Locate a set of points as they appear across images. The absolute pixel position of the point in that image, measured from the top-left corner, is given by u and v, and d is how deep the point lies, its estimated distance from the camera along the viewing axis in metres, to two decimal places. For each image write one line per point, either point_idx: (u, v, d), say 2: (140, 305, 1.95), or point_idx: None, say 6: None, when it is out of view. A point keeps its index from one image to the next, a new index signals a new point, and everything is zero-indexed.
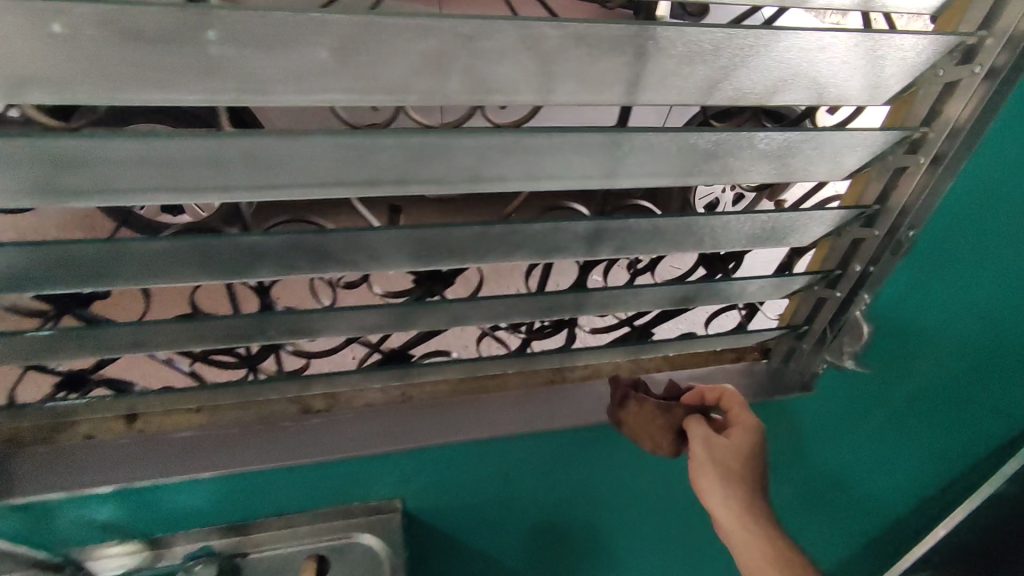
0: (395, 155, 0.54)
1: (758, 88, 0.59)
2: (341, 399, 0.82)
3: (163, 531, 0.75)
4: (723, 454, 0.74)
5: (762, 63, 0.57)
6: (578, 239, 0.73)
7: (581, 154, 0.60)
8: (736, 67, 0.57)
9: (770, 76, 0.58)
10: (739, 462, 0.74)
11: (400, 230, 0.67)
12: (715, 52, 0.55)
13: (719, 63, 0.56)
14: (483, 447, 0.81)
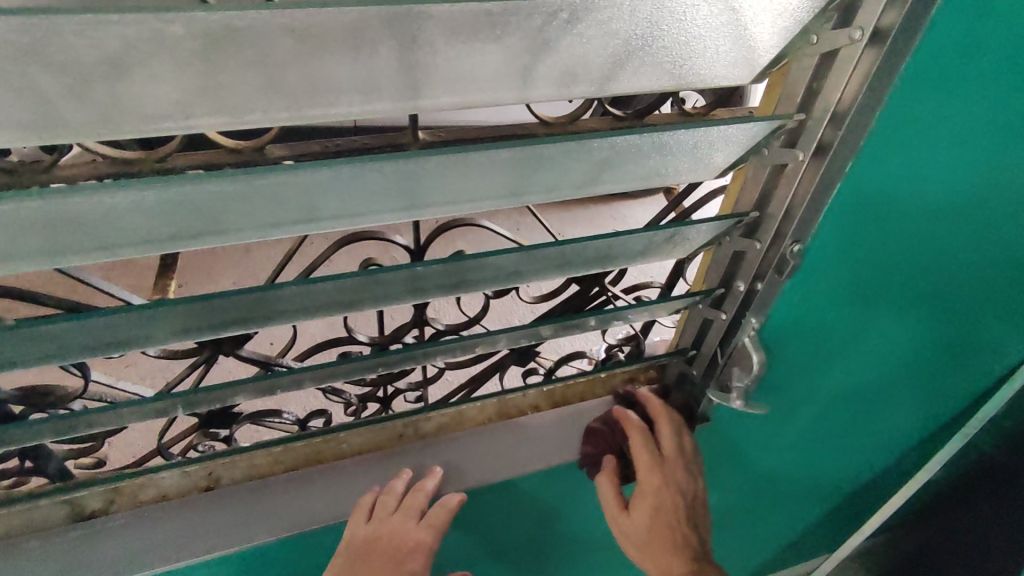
0: (29, 218, 0.37)
1: (585, 70, 0.42)
2: (125, 492, 0.64)
3: None
4: (640, 528, 0.66)
5: (585, 33, 0.39)
6: (394, 291, 0.54)
7: (335, 194, 0.42)
8: (545, 42, 0.39)
9: (597, 53, 0.41)
10: (657, 531, 0.66)
11: (146, 308, 0.47)
12: (507, 20, 0.37)
13: (516, 38, 0.38)
14: (307, 537, 0.66)
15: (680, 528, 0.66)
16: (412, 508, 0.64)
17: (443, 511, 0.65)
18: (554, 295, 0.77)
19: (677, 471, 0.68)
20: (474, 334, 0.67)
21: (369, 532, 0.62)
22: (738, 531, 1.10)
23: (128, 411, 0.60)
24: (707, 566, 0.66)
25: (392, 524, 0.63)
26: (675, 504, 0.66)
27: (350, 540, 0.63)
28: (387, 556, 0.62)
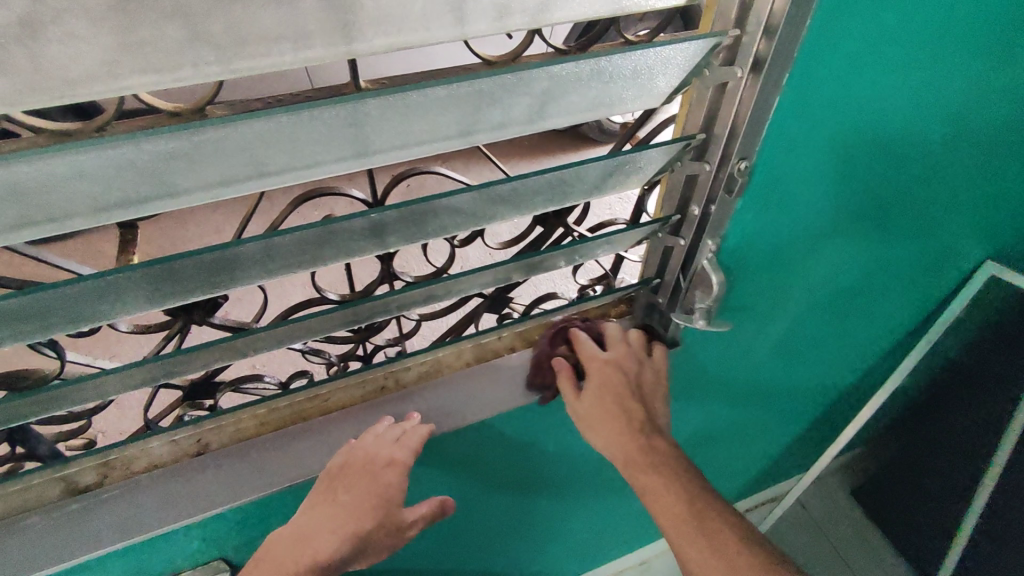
0: None
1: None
2: (118, 465, 0.65)
3: None
4: (591, 410, 0.68)
5: None
6: (353, 241, 0.54)
7: (277, 145, 0.42)
8: None
9: None
10: (609, 410, 0.67)
11: (136, 270, 0.47)
12: None
13: None
14: (300, 487, 0.68)
15: (629, 408, 0.68)
16: (383, 434, 0.66)
17: (413, 436, 0.66)
18: (520, 239, 0.78)
19: (623, 358, 0.71)
20: (441, 281, 0.68)
21: (349, 455, 0.65)
22: (717, 450, 1.15)
23: (112, 384, 0.62)
24: (656, 439, 0.67)
25: (366, 445, 0.65)
26: (625, 381, 0.69)
27: (329, 466, 0.65)
28: (357, 474, 0.64)
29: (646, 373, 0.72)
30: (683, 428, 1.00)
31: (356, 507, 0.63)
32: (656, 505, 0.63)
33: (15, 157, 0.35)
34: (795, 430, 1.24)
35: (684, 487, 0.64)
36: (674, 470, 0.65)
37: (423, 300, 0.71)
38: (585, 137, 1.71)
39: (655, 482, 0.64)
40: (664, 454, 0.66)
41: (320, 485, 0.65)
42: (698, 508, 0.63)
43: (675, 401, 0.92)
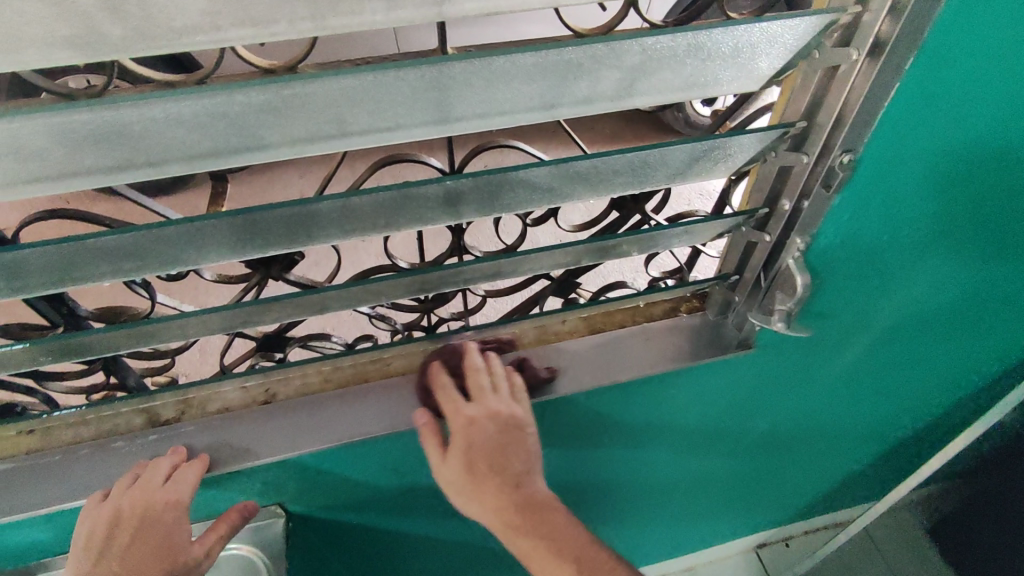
0: (76, 136, 0.39)
1: None
2: (193, 404, 0.69)
3: (20, 550, 0.71)
4: (460, 475, 0.65)
5: None
6: (427, 208, 0.55)
7: (361, 104, 0.43)
8: None
9: None
10: (479, 475, 0.65)
11: (217, 218, 0.49)
12: None
13: None
14: (355, 447, 0.70)
15: (500, 465, 0.66)
16: (152, 476, 0.63)
17: (188, 477, 0.63)
18: (595, 222, 0.75)
19: (492, 405, 0.66)
20: (511, 258, 0.67)
21: (102, 513, 0.61)
22: (781, 463, 1.09)
23: (192, 325, 0.65)
24: (531, 495, 0.66)
25: (131, 495, 0.61)
26: (493, 440, 0.65)
27: (79, 530, 0.62)
28: (131, 527, 0.61)
29: (521, 421, 0.67)
30: (746, 436, 0.96)
31: (138, 566, 0.61)
32: (544, 571, 0.65)
33: (120, 99, 0.37)
34: (868, 454, 1.16)
35: (565, 540, 0.66)
36: (554, 529, 0.66)
37: (491, 276, 0.71)
38: (669, 128, 1.65)
39: (540, 549, 0.65)
40: (538, 511, 0.66)
41: (81, 553, 0.61)
42: (584, 565, 0.65)
43: (741, 406, 0.88)
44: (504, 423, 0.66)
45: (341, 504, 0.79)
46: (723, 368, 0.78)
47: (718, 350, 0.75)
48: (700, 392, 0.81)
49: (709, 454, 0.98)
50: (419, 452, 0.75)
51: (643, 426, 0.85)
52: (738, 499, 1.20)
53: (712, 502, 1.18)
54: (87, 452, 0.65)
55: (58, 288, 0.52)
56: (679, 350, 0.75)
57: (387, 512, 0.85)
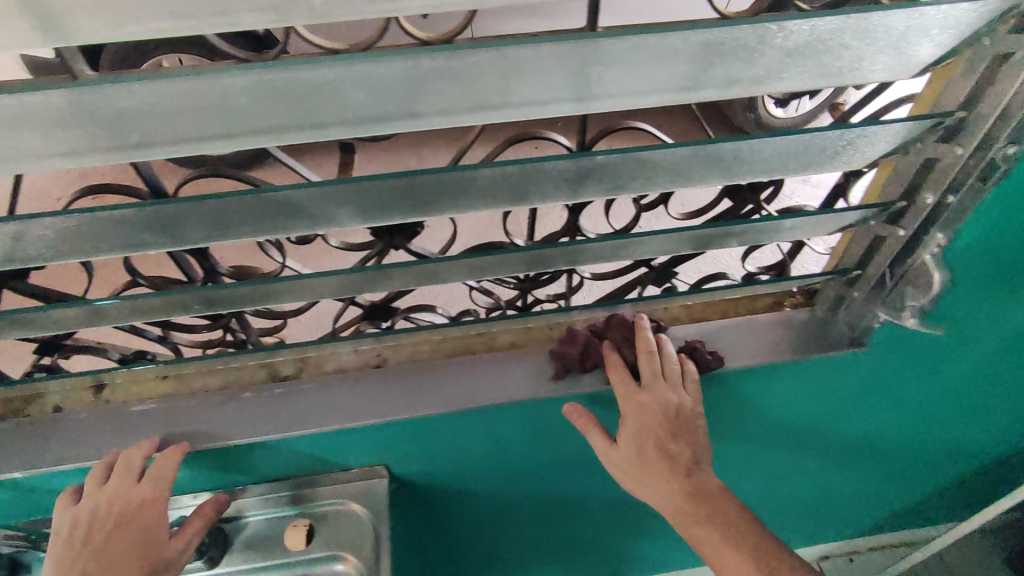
0: (264, 97, 0.42)
1: None
2: (311, 362, 0.73)
3: None
4: (630, 462, 0.66)
5: None
6: (552, 185, 0.58)
7: (519, 77, 0.44)
8: None
9: None
10: (652, 462, 0.66)
11: (354, 182, 0.54)
12: None
13: None
14: (463, 417, 0.72)
15: (672, 451, 0.66)
16: (131, 465, 0.63)
17: (164, 466, 0.63)
18: (705, 211, 0.75)
19: (665, 392, 0.66)
20: (627, 239, 0.68)
21: (81, 511, 0.62)
22: (861, 472, 1.06)
23: (316, 286, 0.69)
24: (702, 483, 0.66)
25: (107, 489, 0.62)
26: (664, 426, 0.66)
27: (58, 533, 0.62)
28: (111, 518, 0.61)
29: (690, 408, 0.67)
30: (832, 439, 0.93)
31: (113, 562, 0.59)
32: (718, 560, 0.64)
33: (313, 60, 0.40)
34: (959, 472, 1.12)
35: (736, 531, 0.65)
36: (725, 521, 0.65)
37: (601, 257, 0.72)
38: None
39: (714, 540, 0.64)
40: (712, 498, 0.65)
41: (59, 555, 0.60)
42: (759, 555, 0.64)
43: (839, 408, 0.86)
44: (675, 412, 0.66)
45: (437, 473, 0.81)
46: (832, 367, 0.76)
47: (830, 348, 0.73)
48: (788, 391, 0.79)
49: (788, 457, 0.96)
50: (519, 428, 0.76)
51: (738, 421, 0.84)
52: (816, 506, 1.17)
53: (787, 509, 1.15)
54: (218, 400, 0.70)
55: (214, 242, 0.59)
56: (786, 344, 0.74)
57: (478, 487, 0.86)
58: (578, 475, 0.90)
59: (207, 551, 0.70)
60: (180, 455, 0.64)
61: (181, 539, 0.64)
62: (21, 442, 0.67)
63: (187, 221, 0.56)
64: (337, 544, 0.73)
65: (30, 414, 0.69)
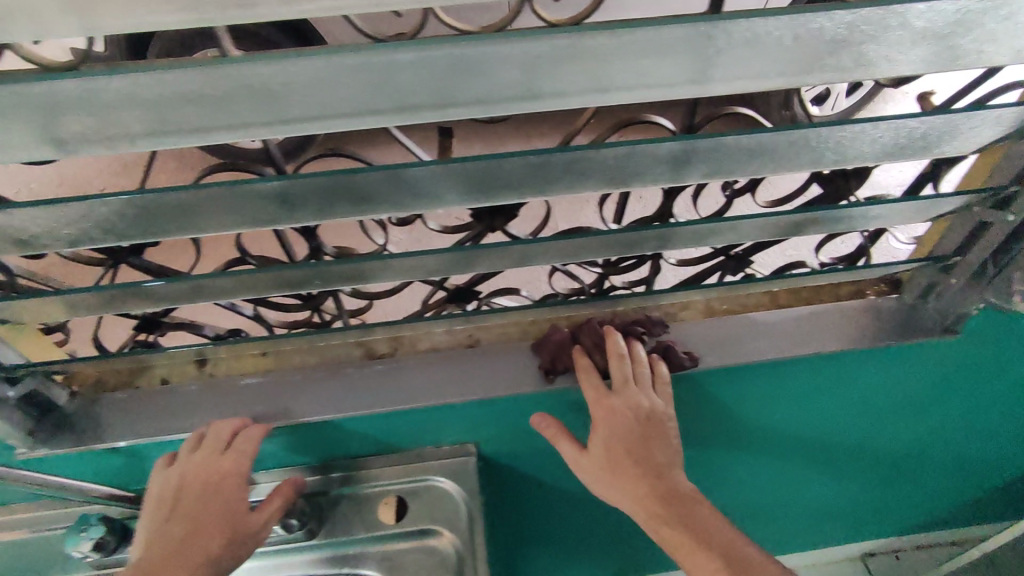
0: (419, 73, 0.44)
1: None
2: (405, 342, 0.75)
3: None
4: (601, 466, 0.68)
5: None
6: (654, 167, 0.59)
7: (646, 57, 0.46)
8: None
9: None
10: (621, 465, 0.67)
11: (452, 165, 0.57)
12: None
13: None
14: (553, 397, 0.74)
15: (641, 454, 0.67)
16: (215, 443, 0.65)
17: (249, 441, 0.65)
18: (792, 198, 0.76)
19: (634, 396, 0.68)
20: (721, 224, 0.69)
21: (171, 477, 0.65)
22: (900, 490, 1.03)
23: (413, 266, 0.71)
24: (670, 487, 0.66)
25: (194, 460, 0.64)
26: (634, 429, 0.67)
27: (151, 494, 0.65)
28: (197, 489, 0.63)
29: (662, 412, 0.69)
30: (891, 449, 0.92)
31: (200, 529, 0.62)
32: (689, 563, 0.63)
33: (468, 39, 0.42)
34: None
35: (708, 534, 0.64)
36: (697, 521, 0.64)
37: (691, 242, 0.73)
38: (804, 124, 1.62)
39: (687, 542, 0.63)
40: (681, 501, 0.65)
41: (151, 515, 0.63)
42: (730, 558, 0.62)
43: (927, 407, 0.84)
44: (645, 415, 0.68)
45: (519, 455, 0.83)
46: (920, 356, 0.76)
47: (921, 334, 0.73)
48: (850, 392, 0.79)
49: (812, 479, 0.96)
50: None
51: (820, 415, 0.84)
52: (885, 525, 1.13)
53: (841, 526, 1.12)
54: (321, 376, 0.72)
55: (320, 220, 0.61)
56: (874, 331, 0.74)
57: (554, 469, 0.88)
58: None
59: (306, 523, 0.74)
60: (262, 436, 0.65)
61: (261, 516, 0.65)
62: (135, 411, 0.69)
63: (301, 198, 0.58)
64: (426, 519, 0.75)
65: (139, 386, 0.72)
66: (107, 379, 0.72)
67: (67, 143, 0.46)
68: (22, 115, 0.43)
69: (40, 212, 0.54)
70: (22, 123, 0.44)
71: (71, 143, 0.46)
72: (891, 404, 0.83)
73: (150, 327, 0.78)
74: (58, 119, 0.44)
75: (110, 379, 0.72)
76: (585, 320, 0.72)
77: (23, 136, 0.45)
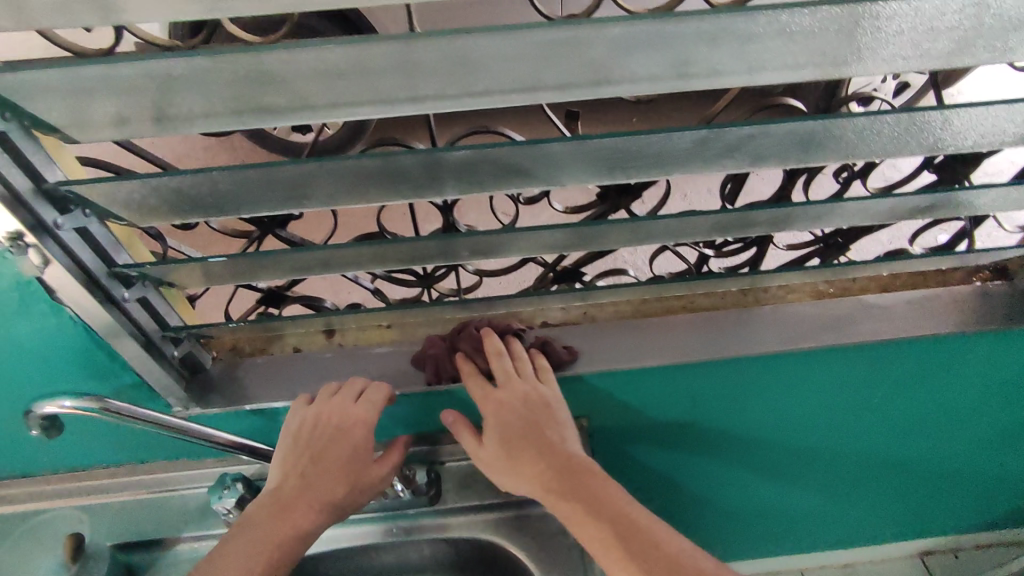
0: (604, 49, 0.46)
1: None
2: (523, 317, 0.78)
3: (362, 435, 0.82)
4: (494, 456, 0.68)
5: None
6: (796, 148, 0.58)
7: (815, 38, 0.47)
8: None
9: None
10: (518, 451, 0.67)
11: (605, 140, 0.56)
12: None
13: None
14: (666, 374, 0.76)
15: (534, 439, 0.67)
16: (350, 389, 0.69)
17: (378, 396, 0.69)
18: (904, 184, 0.78)
19: (517, 386, 0.68)
20: (842, 207, 0.71)
21: (305, 418, 0.68)
22: (966, 492, 1.05)
23: (537, 243, 0.74)
24: (566, 466, 0.65)
25: (329, 404, 0.68)
26: (520, 415, 0.68)
27: (287, 428, 0.69)
28: (326, 433, 0.67)
29: (550, 400, 0.69)
30: (965, 447, 0.94)
31: (326, 474, 0.67)
32: (591, 540, 0.61)
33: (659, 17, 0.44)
34: None
35: (607, 507, 0.62)
36: (596, 496, 0.63)
37: (807, 226, 0.75)
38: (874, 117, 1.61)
39: (578, 516, 0.62)
40: (580, 479, 0.64)
41: (284, 450, 0.68)
42: (623, 528, 0.60)
43: (1008, 405, 0.87)
44: (530, 401, 0.68)
45: (623, 431, 0.85)
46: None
47: None
48: (934, 384, 0.82)
49: (828, 481, 0.97)
50: (713, 389, 0.80)
51: (914, 408, 0.85)
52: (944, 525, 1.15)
53: (902, 527, 1.14)
54: None
55: (462, 193, 0.62)
56: (986, 316, 0.76)
57: (652, 449, 0.90)
58: (747, 450, 0.92)
59: (429, 488, 0.79)
60: (388, 398, 0.68)
61: (383, 467, 0.70)
62: (274, 375, 0.73)
63: (451, 168, 0.59)
64: None
65: (273, 353, 0.75)
66: (242, 345, 0.75)
67: (263, 112, 0.50)
68: (236, 83, 0.47)
69: (193, 181, 0.53)
70: (235, 92, 0.48)
71: (268, 112, 0.50)
72: (973, 400, 0.85)
73: (275, 298, 0.82)
74: (262, 89, 0.48)
75: (245, 346, 0.76)
76: (463, 327, 0.73)
77: (228, 103, 0.49)
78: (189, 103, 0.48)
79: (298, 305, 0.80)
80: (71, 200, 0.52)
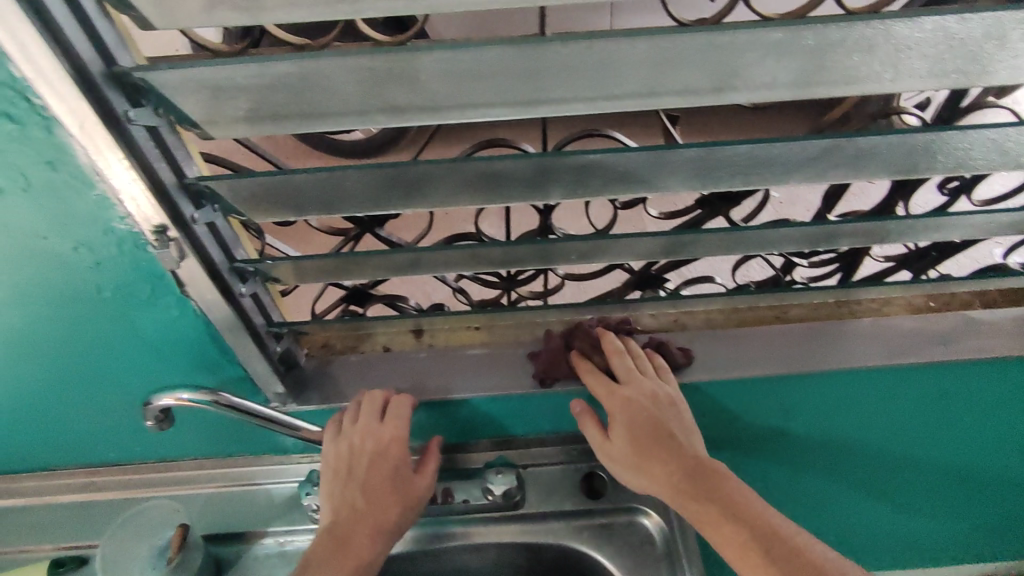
0: (751, 54, 0.46)
1: None
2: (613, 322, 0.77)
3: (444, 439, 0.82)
4: (623, 451, 0.67)
5: None
6: (928, 158, 0.57)
7: (974, 46, 0.45)
8: None
9: None
10: (645, 448, 0.66)
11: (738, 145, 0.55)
12: None
13: None
14: (761, 384, 0.75)
15: (662, 437, 0.67)
16: (372, 406, 0.69)
17: (401, 407, 0.69)
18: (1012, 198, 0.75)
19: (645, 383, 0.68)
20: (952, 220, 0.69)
21: (339, 448, 0.69)
22: None
23: (632, 249, 0.73)
24: (698, 466, 0.64)
25: (358, 426, 0.68)
26: (649, 414, 0.67)
27: (326, 462, 0.69)
28: (367, 456, 0.68)
29: (675, 399, 0.68)
30: None
31: (376, 498, 0.67)
32: (724, 542, 0.60)
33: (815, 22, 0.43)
34: None
35: (744, 509, 0.60)
36: (729, 496, 0.62)
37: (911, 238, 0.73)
38: None
39: (712, 516, 0.61)
40: (713, 480, 0.63)
41: (330, 485, 0.69)
42: (762, 533, 0.58)
43: None
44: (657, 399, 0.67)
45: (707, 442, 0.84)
46: None
47: None
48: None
49: (916, 517, 0.91)
50: (804, 401, 0.78)
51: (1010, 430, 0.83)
52: None
53: None
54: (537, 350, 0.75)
55: (568, 197, 0.61)
56: None
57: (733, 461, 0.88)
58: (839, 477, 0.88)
59: (513, 495, 0.78)
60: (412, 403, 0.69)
61: (424, 477, 0.70)
62: (367, 374, 0.74)
63: (566, 172, 0.58)
64: (623, 499, 0.79)
65: (363, 351, 0.76)
66: (333, 342, 0.76)
67: (391, 111, 0.49)
68: (373, 82, 0.46)
69: (318, 179, 0.53)
70: (369, 90, 0.47)
71: (396, 111, 0.49)
72: None
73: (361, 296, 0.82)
74: (397, 86, 0.47)
75: (335, 343, 0.76)
76: (577, 326, 0.73)
77: (359, 102, 0.48)
78: (321, 99, 0.47)
79: (385, 303, 0.80)
80: (204, 195, 0.53)
